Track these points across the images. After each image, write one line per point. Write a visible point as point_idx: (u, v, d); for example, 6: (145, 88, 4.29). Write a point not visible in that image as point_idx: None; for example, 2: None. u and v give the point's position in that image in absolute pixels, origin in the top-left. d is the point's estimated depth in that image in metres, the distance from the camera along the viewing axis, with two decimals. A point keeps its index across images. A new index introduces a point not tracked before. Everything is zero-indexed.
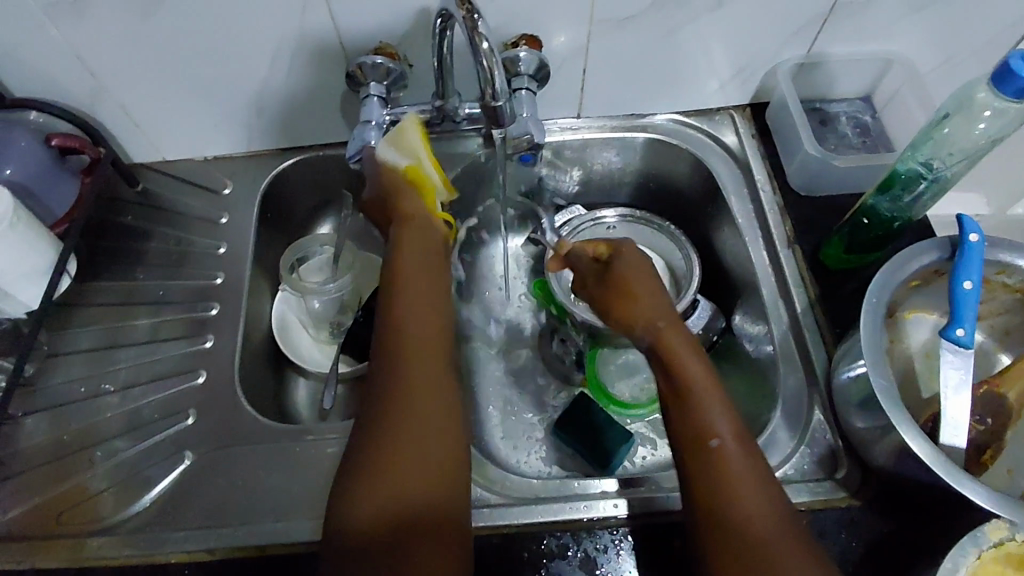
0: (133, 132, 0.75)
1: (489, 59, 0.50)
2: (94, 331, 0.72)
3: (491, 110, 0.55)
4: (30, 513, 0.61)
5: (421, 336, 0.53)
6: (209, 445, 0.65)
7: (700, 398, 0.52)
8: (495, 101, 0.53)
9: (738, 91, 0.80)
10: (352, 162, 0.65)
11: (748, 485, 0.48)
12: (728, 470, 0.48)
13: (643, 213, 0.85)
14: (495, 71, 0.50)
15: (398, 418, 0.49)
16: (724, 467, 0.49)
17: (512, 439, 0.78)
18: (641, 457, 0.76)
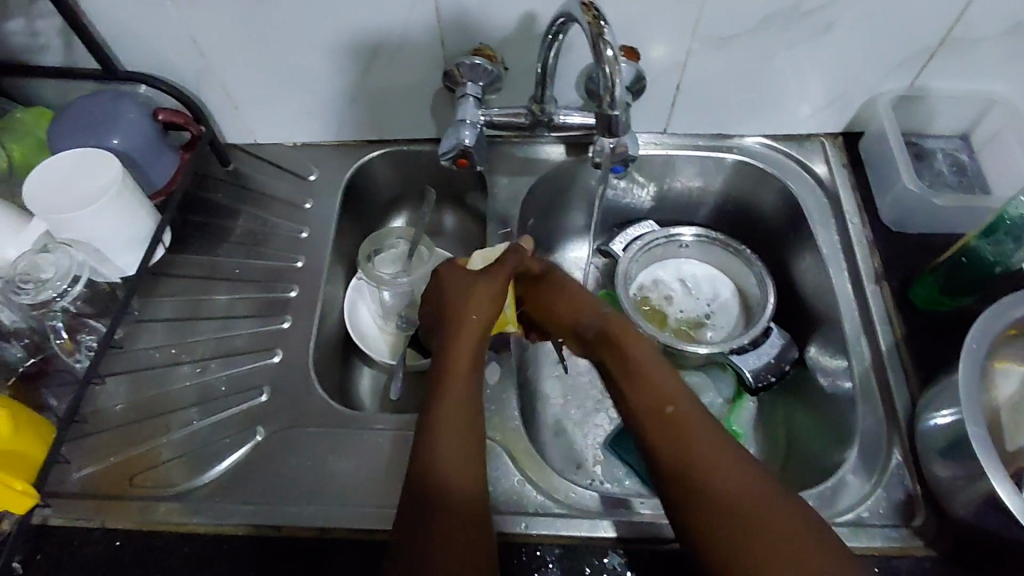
0: (230, 113, 0.78)
1: (612, 66, 0.51)
2: (179, 302, 0.74)
3: (606, 119, 0.57)
4: (104, 472, 0.63)
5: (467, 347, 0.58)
6: (280, 424, 0.66)
7: (653, 374, 0.57)
8: (612, 110, 0.55)
9: (831, 119, 0.78)
10: (444, 158, 0.66)
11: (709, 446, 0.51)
12: (688, 437, 0.52)
13: (720, 235, 0.84)
14: (616, 78, 0.52)
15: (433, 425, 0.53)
16: (685, 435, 0.52)
17: (569, 454, 0.78)
18: None
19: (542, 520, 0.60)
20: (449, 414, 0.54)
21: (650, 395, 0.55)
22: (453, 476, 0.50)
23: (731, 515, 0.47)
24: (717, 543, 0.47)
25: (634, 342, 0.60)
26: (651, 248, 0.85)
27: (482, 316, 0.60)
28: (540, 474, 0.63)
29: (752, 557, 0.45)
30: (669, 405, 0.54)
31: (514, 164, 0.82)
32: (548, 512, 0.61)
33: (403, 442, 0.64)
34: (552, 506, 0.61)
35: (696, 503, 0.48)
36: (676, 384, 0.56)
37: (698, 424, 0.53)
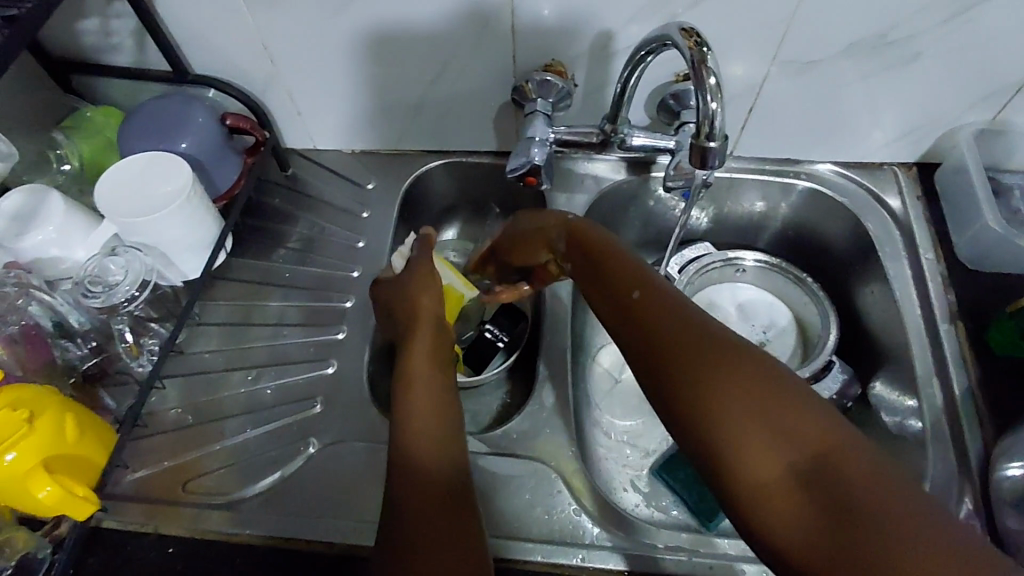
0: (293, 118, 0.77)
1: (711, 95, 0.50)
2: (236, 307, 0.74)
3: (698, 150, 0.54)
4: (159, 475, 0.63)
5: (424, 337, 0.60)
6: (333, 437, 0.65)
7: (615, 267, 0.56)
8: (709, 140, 0.52)
9: (906, 149, 0.76)
10: (511, 174, 0.64)
11: (672, 321, 0.49)
12: (655, 321, 0.50)
13: (781, 262, 0.82)
14: (713, 106, 0.51)
15: (405, 396, 0.54)
16: (652, 320, 0.50)
17: (617, 482, 0.76)
18: None
19: (600, 553, 0.58)
20: (416, 390, 0.55)
21: (618, 282, 0.54)
22: (426, 443, 0.50)
23: (704, 384, 0.44)
24: (697, 416, 0.43)
25: (599, 240, 0.60)
26: (709, 270, 0.82)
27: (434, 295, 0.65)
28: (595, 504, 0.61)
29: (731, 424, 0.42)
30: (632, 292, 0.53)
31: (572, 181, 0.81)
32: (604, 544, 0.58)
33: None
34: (607, 538, 0.59)
35: (670, 379, 0.46)
36: (641, 271, 0.55)
37: (661, 305, 0.51)
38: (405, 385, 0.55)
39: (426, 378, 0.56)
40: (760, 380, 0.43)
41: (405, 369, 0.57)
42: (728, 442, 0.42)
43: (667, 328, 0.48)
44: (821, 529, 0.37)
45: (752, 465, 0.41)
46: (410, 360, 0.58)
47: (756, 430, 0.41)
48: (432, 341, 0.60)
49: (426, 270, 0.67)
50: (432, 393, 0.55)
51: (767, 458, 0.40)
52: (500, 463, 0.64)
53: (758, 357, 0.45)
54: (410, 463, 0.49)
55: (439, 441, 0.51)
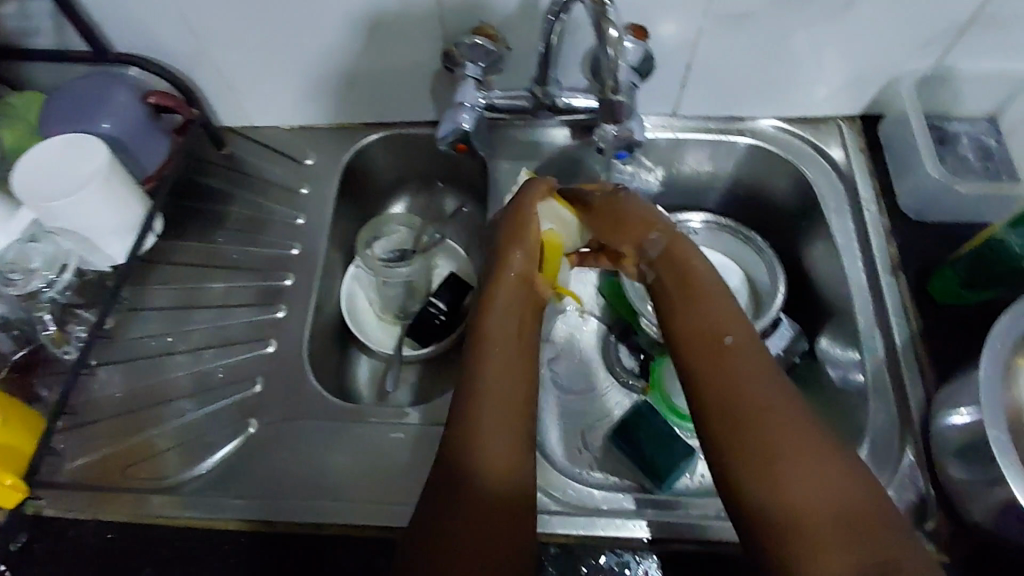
0: (224, 95, 0.75)
1: (614, 49, 0.51)
2: (174, 291, 0.72)
3: (609, 104, 0.56)
4: (100, 462, 0.63)
5: (499, 325, 0.58)
6: (274, 416, 0.65)
7: (711, 305, 0.57)
8: (615, 94, 0.54)
9: (850, 100, 0.74)
10: (441, 142, 0.63)
11: (748, 372, 0.51)
12: (735, 371, 0.51)
13: (730, 221, 0.81)
14: (619, 61, 0.51)
15: (470, 399, 0.53)
16: (738, 370, 0.52)
17: (570, 448, 0.76)
18: (699, 475, 0.75)
19: (565, 519, 0.59)
20: (491, 380, 0.54)
21: (704, 326, 0.56)
22: (489, 455, 0.50)
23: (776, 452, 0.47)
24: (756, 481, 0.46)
25: (697, 268, 0.60)
26: None
27: (521, 267, 0.62)
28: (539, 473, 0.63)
29: (793, 500, 0.45)
30: (726, 336, 0.54)
31: (515, 148, 0.79)
32: (547, 510, 0.60)
33: (400, 434, 0.63)
34: (549, 504, 0.60)
35: (739, 439, 0.48)
36: (728, 313, 0.56)
37: (743, 356, 0.52)
38: (479, 372, 0.54)
39: (502, 366, 0.55)
40: (825, 465, 0.46)
41: (472, 361, 0.56)
42: (793, 500, 0.45)
43: (745, 378, 0.51)
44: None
45: (805, 536, 0.43)
46: (487, 339, 0.57)
47: (813, 509, 0.44)
48: (501, 330, 0.58)
49: (515, 237, 0.62)
50: (504, 394, 0.53)
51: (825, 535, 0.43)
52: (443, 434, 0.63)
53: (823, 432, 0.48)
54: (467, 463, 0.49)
55: (510, 451, 0.51)
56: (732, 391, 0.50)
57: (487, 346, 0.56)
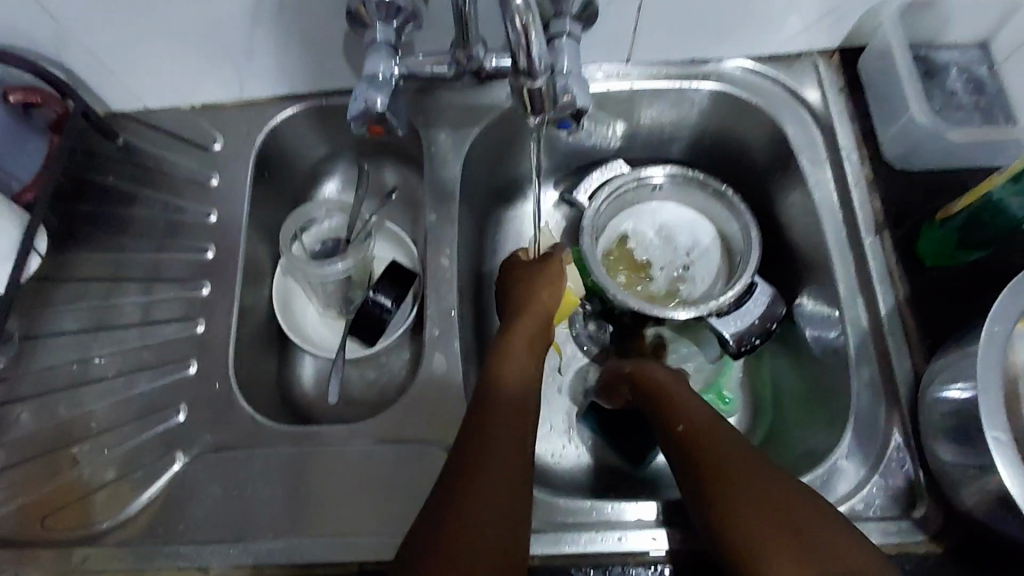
0: (106, 79, 0.65)
1: (523, 19, 0.43)
2: (78, 311, 0.64)
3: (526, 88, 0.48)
4: (16, 514, 0.57)
5: (516, 353, 0.58)
6: (203, 446, 0.59)
7: (686, 402, 0.56)
8: (531, 78, 0.46)
9: (826, 33, 0.65)
10: (352, 125, 0.53)
11: (726, 459, 0.50)
12: (709, 444, 0.51)
13: (698, 172, 0.72)
14: (530, 34, 0.43)
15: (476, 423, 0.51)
16: (702, 444, 0.52)
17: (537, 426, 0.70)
18: None
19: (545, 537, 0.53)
20: (504, 397, 0.53)
21: (688, 416, 0.55)
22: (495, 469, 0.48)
23: (745, 504, 0.46)
24: (733, 533, 0.46)
25: (658, 378, 0.60)
26: (622, 196, 0.73)
27: (544, 305, 0.63)
28: None
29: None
30: (678, 424, 0.54)
31: (452, 114, 0.70)
32: None
33: (343, 456, 0.57)
34: None
35: (732, 522, 0.46)
36: (703, 409, 0.55)
37: (716, 440, 0.52)
38: (493, 390, 0.54)
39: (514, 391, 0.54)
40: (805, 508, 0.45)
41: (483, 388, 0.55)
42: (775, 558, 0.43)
43: (723, 464, 0.50)
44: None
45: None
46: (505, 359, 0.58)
47: (782, 542, 0.44)
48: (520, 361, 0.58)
49: (542, 276, 0.65)
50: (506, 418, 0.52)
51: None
52: (391, 451, 0.57)
53: (812, 504, 0.46)
54: (476, 470, 0.47)
55: (505, 471, 0.48)
56: (711, 476, 0.49)
57: (500, 369, 0.57)
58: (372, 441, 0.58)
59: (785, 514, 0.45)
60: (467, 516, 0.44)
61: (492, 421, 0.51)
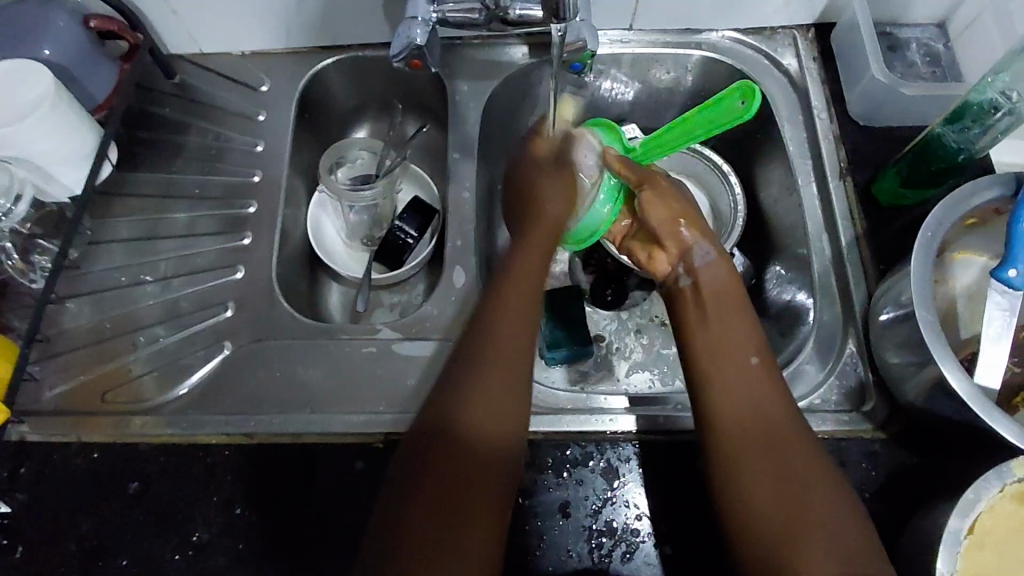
0: (170, 22, 0.73)
1: None
2: (134, 222, 0.72)
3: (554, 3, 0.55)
4: (76, 390, 0.64)
5: (499, 347, 0.57)
6: (247, 338, 0.67)
7: (742, 334, 0.60)
8: None
9: (804, 9, 0.75)
10: (397, 61, 0.63)
11: (774, 415, 0.55)
12: (726, 380, 0.57)
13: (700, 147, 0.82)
14: None
15: (447, 437, 0.52)
16: (760, 395, 0.56)
17: None
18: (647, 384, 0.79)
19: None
20: (468, 431, 0.53)
21: (716, 354, 0.59)
22: (469, 495, 0.50)
23: (751, 458, 0.53)
24: (756, 497, 0.51)
25: (731, 292, 0.63)
26: None
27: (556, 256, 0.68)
28: None
29: (807, 563, 0.47)
30: (755, 355, 0.58)
31: (474, 68, 0.79)
32: None
33: (371, 349, 0.66)
34: None
35: (775, 488, 0.51)
36: (750, 338, 0.60)
37: (768, 398, 0.56)
38: (456, 421, 0.53)
39: (493, 402, 0.54)
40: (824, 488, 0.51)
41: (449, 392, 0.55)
42: (792, 530, 0.49)
43: (773, 420, 0.55)
44: (764, 553, 0.49)
45: (803, 549, 0.48)
46: (481, 391, 0.54)
47: (814, 523, 0.49)
48: (500, 357, 0.56)
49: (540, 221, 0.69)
50: (478, 439, 0.53)
51: (763, 508, 0.50)
52: (413, 346, 0.66)
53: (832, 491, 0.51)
54: (460, 483, 0.51)
55: (457, 498, 0.50)
56: (751, 423, 0.54)
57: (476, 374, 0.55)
58: (396, 338, 0.66)
59: (809, 490, 0.50)
60: (441, 535, 0.49)
61: (450, 423, 0.53)
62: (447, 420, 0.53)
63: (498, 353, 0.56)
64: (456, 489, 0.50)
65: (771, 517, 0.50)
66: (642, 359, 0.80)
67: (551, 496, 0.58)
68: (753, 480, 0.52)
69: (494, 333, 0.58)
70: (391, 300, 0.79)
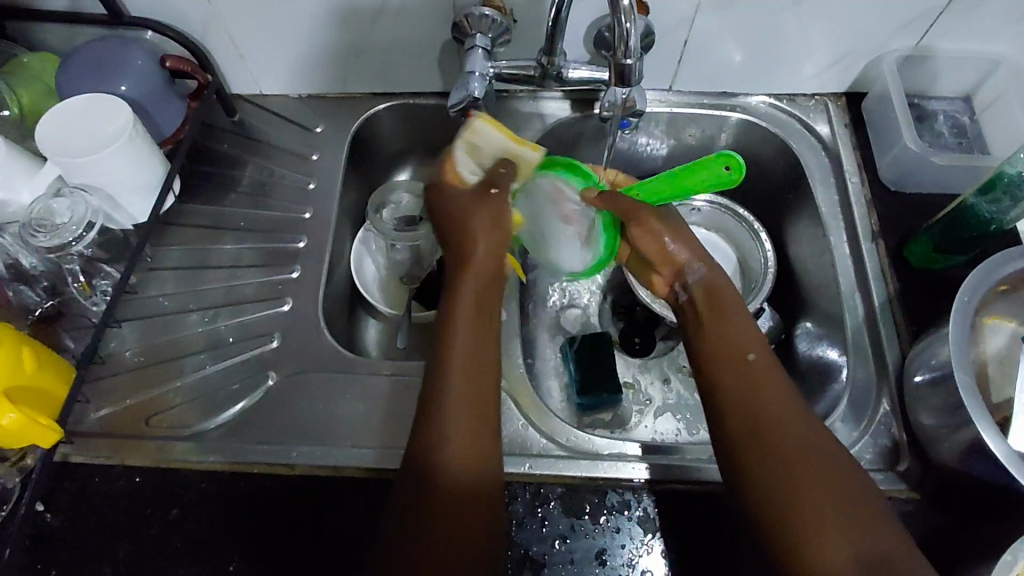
0: (237, 65, 0.77)
1: (627, 19, 0.53)
2: (187, 251, 0.75)
3: (619, 69, 0.59)
4: (121, 413, 0.66)
5: (461, 384, 0.56)
6: (291, 370, 0.68)
7: (738, 330, 0.61)
8: (625, 59, 0.57)
9: (836, 78, 0.79)
10: (453, 111, 0.66)
11: (778, 409, 0.55)
12: (731, 390, 0.58)
13: (734, 206, 0.84)
14: (631, 31, 0.54)
15: (433, 472, 0.52)
16: (759, 389, 0.57)
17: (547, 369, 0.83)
18: (675, 433, 0.79)
19: (546, 461, 0.64)
20: (442, 459, 0.53)
21: (717, 355, 0.60)
22: (443, 499, 0.51)
23: (755, 460, 0.53)
24: (761, 493, 0.52)
25: (728, 301, 0.64)
26: None
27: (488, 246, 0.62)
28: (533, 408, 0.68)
29: (821, 555, 0.48)
30: (750, 351, 0.60)
31: (518, 120, 0.82)
32: (552, 454, 0.64)
33: (412, 386, 0.67)
34: (554, 448, 0.65)
35: (776, 479, 0.52)
36: (742, 333, 0.61)
37: (764, 387, 0.57)
38: (430, 453, 0.53)
39: (461, 419, 0.54)
40: (833, 480, 0.51)
41: (423, 435, 0.54)
42: (796, 515, 0.50)
43: (771, 409, 0.55)
44: (783, 545, 0.50)
45: (812, 541, 0.49)
46: (448, 419, 0.54)
47: (823, 510, 0.50)
48: (471, 391, 0.56)
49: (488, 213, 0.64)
50: (455, 456, 0.53)
51: (771, 494, 0.52)
52: None
53: (845, 477, 0.52)
54: (440, 490, 0.51)
55: (459, 503, 0.52)
56: (758, 423, 0.55)
57: (445, 431, 0.54)
58: None
59: (803, 480, 0.51)
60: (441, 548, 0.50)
61: (425, 448, 0.53)
62: (425, 447, 0.53)
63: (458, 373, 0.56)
64: (450, 507, 0.51)
65: (779, 504, 0.51)
66: (673, 404, 0.82)
67: (588, 542, 0.58)
68: (760, 469, 0.53)
69: (455, 368, 0.57)
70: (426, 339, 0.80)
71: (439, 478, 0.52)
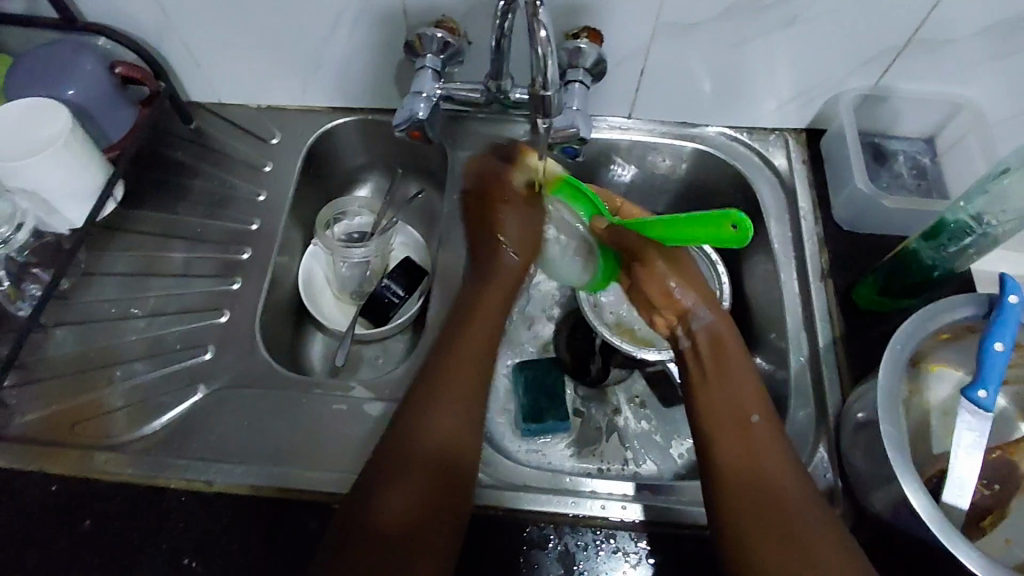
0: (194, 74, 0.77)
1: (545, 48, 0.53)
2: (131, 257, 0.75)
3: (540, 99, 0.58)
4: (45, 419, 0.65)
5: (457, 404, 0.59)
6: (222, 382, 0.67)
7: (740, 386, 0.62)
8: (545, 90, 0.56)
9: (796, 113, 0.78)
10: (397, 130, 0.64)
11: (769, 456, 0.56)
12: (729, 441, 0.58)
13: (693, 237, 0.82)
14: (548, 60, 0.54)
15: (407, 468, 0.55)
16: (757, 441, 0.58)
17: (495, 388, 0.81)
18: (617, 467, 0.77)
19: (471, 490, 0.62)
20: (421, 460, 0.55)
21: (718, 409, 0.61)
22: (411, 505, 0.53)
23: (740, 503, 0.53)
24: (742, 529, 0.52)
25: (731, 355, 0.65)
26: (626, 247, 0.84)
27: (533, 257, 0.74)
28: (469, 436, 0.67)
29: None
30: (753, 413, 0.60)
31: (478, 141, 0.82)
32: (478, 483, 0.63)
33: (343, 405, 0.66)
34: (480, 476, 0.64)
35: (757, 518, 0.52)
36: (746, 391, 0.62)
37: (759, 437, 0.58)
38: (410, 450, 0.56)
39: (447, 423, 0.58)
40: (812, 528, 0.51)
41: (408, 438, 0.57)
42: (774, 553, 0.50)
43: (764, 460, 0.56)
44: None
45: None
46: (432, 419, 0.58)
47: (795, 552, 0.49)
48: (463, 411, 0.59)
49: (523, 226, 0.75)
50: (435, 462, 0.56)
51: (759, 538, 0.51)
52: (382, 407, 0.66)
53: (824, 528, 0.51)
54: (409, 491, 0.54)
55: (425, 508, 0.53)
56: (753, 470, 0.55)
57: (429, 424, 0.58)
58: (369, 397, 0.67)
59: (783, 518, 0.52)
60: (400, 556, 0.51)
61: (408, 446, 0.56)
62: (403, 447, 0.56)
63: (457, 402, 0.60)
64: (415, 512, 0.53)
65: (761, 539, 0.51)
66: (620, 435, 0.80)
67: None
68: (741, 511, 0.53)
69: (447, 386, 0.60)
70: (371, 356, 0.79)
71: (415, 481, 0.54)
